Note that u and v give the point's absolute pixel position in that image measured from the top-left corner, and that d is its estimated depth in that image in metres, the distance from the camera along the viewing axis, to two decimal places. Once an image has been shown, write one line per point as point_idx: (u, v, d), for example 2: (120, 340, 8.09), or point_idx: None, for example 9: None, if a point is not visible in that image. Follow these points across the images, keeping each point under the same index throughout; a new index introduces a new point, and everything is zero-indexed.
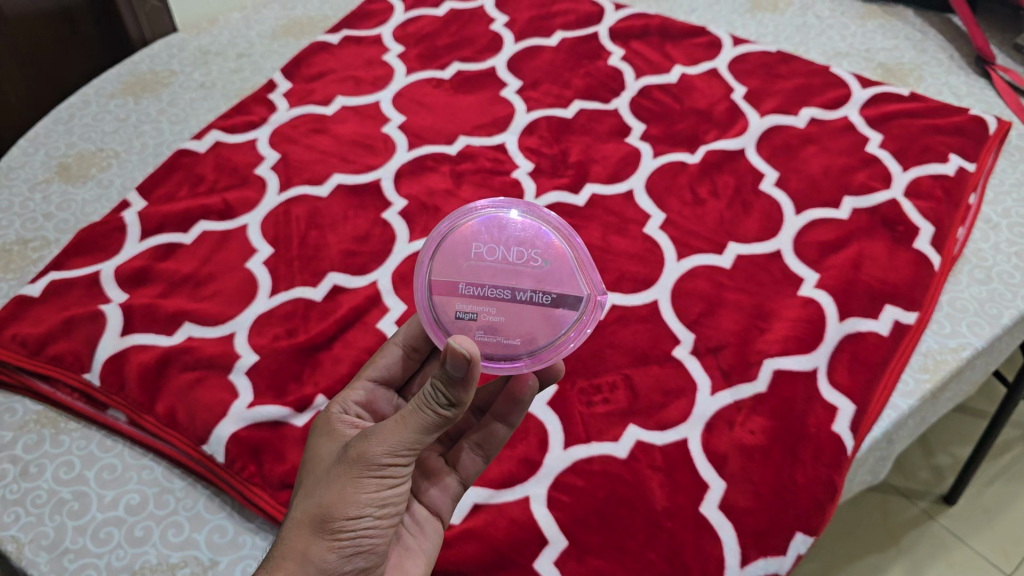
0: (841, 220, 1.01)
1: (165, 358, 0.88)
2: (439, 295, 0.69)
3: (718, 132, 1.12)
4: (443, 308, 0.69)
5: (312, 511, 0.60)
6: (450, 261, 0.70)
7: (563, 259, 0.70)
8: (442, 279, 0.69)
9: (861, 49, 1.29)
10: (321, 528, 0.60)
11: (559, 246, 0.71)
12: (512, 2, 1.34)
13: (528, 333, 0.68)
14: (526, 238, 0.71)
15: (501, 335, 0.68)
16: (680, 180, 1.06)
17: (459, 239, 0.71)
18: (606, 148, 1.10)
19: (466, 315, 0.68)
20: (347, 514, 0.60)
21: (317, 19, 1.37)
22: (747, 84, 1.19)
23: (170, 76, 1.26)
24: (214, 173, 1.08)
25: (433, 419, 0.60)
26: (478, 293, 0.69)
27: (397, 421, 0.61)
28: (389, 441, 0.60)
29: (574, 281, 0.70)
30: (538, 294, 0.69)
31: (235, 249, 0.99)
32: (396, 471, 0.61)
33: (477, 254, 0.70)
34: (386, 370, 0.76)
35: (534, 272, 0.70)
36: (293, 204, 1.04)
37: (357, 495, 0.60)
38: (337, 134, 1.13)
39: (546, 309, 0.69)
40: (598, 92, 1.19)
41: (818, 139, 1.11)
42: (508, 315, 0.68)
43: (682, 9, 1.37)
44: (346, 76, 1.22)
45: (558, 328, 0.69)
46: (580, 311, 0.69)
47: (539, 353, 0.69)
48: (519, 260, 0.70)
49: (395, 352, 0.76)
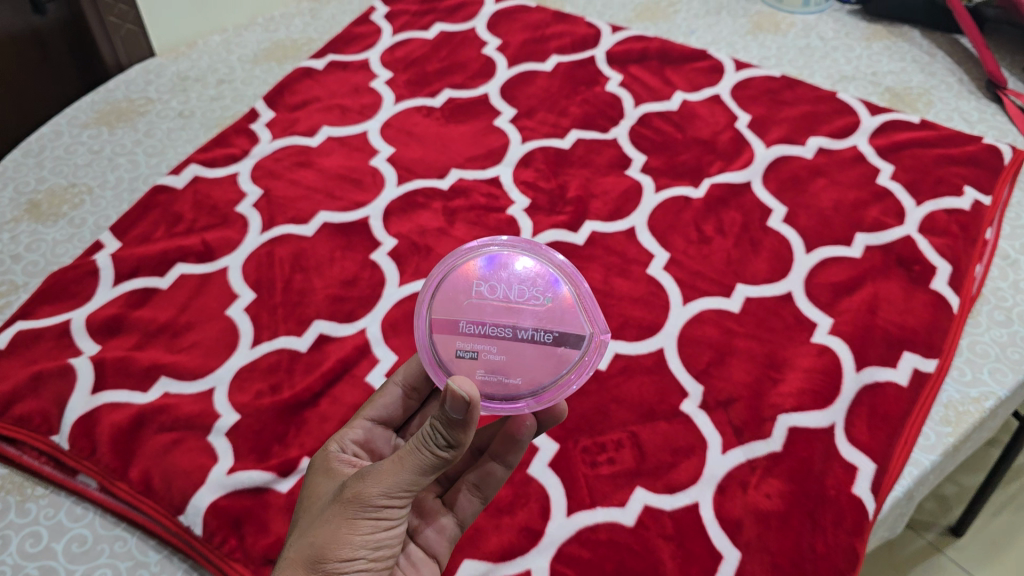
0: (853, 258, 0.96)
1: (140, 418, 0.82)
2: (438, 333, 0.64)
3: (722, 163, 1.07)
4: (442, 347, 0.64)
5: (303, 552, 0.56)
6: (449, 297, 0.65)
7: (565, 296, 0.66)
8: (442, 316, 0.65)
9: (868, 72, 1.24)
10: (313, 570, 0.55)
11: (561, 281, 0.66)
12: (504, 23, 1.29)
13: (530, 373, 0.64)
14: (528, 273, 0.66)
15: (503, 375, 0.63)
16: (684, 216, 1.01)
17: (458, 273, 0.66)
18: (606, 182, 1.05)
19: (466, 354, 0.64)
20: (341, 555, 0.56)
21: (301, 42, 1.31)
22: (751, 111, 1.14)
23: (146, 104, 1.21)
24: (193, 211, 1.02)
25: (431, 459, 0.57)
26: (479, 331, 0.64)
27: (394, 460, 0.57)
28: (385, 482, 0.56)
29: (576, 318, 0.65)
30: (541, 330, 0.64)
31: (215, 295, 0.93)
32: (392, 513, 0.57)
33: (478, 290, 0.65)
34: (386, 408, 0.71)
35: (536, 309, 0.65)
36: (277, 244, 0.98)
37: (350, 536, 0.56)
38: (323, 167, 1.08)
39: (549, 347, 0.64)
40: (596, 121, 1.14)
41: (827, 171, 1.06)
42: (510, 353, 0.63)
43: (681, 31, 1.32)
44: (332, 105, 1.16)
45: (561, 367, 0.64)
46: (583, 349, 0.64)
47: (542, 393, 0.64)
48: (521, 296, 0.65)
49: (395, 391, 0.72)
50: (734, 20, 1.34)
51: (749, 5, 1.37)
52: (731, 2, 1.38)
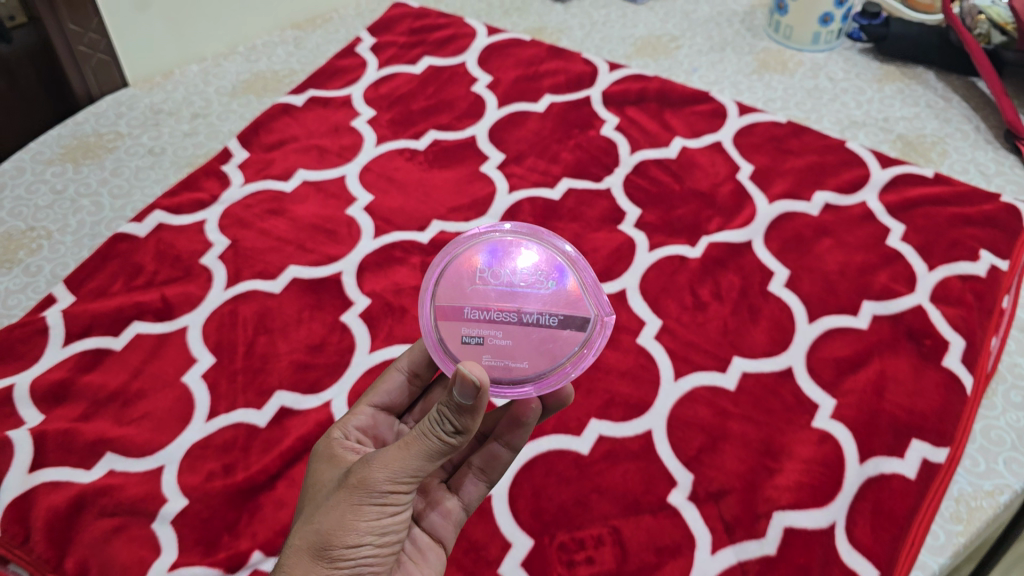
0: (859, 329, 0.89)
1: (79, 501, 0.76)
2: (442, 320, 0.62)
3: (722, 219, 1.00)
4: (447, 334, 0.62)
5: (309, 539, 0.56)
6: (452, 283, 0.64)
7: (567, 278, 0.64)
8: (446, 304, 0.63)
9: (879, 118, 1.17)
10: (319, 556, 0.55)
11: (565, 264, 0.64)
12: (496, 58, 1.22)
13: (537, 357, 0.62)
14: (530, 255, 0.64)
15: (509, 360, 0.61)
16: (678, 278, 0.94)
17: (460, 259, 0.64)
18: (597, 238, 0.98)
19: (473, 339, 0.62)
20: (347, 542, 0.55)
21: (283, 74, 1.25)
22: (754, 161, 1.07)
23: (116, 139, 1.15)
24: (154, 262, 0.96)
25: (439, 445, 0.57)
26: (485, 316, 0.62)
27: (401, 446, 0.57)
28: (391, 467, 0.56)
29: (580, 301, 0.64)
30: (546, 314, 0.62)
31: (172, 358, 0.87)
32: (398, 499, 0.57)
33: (482, 276, 0.63)
34: (388, 395, 0.72)
35: (540, 292, 0.63)
36: (242, 302, 0.92)
37: (356, 522, 0.56)
38: (296, 216, 1.01)
39: (555, 330, 0.62)
40: (589, 169, 1.07)
41: (833, 230, 0.99)
42: (517, 338, 0.62)
43: (683, 68, 1.25)
44: (310, 145, 1.10)
45: (567, 350, 0.62)
46: (588, 332, 0.63)
47: (548, 377, 0.62)
48: (525, 281, 0.63)
49: (398, 376, 0.72)
50: (739, 57, 1.27)
51: (755, 41, 1.30)
52: (736, 38, 1.31)
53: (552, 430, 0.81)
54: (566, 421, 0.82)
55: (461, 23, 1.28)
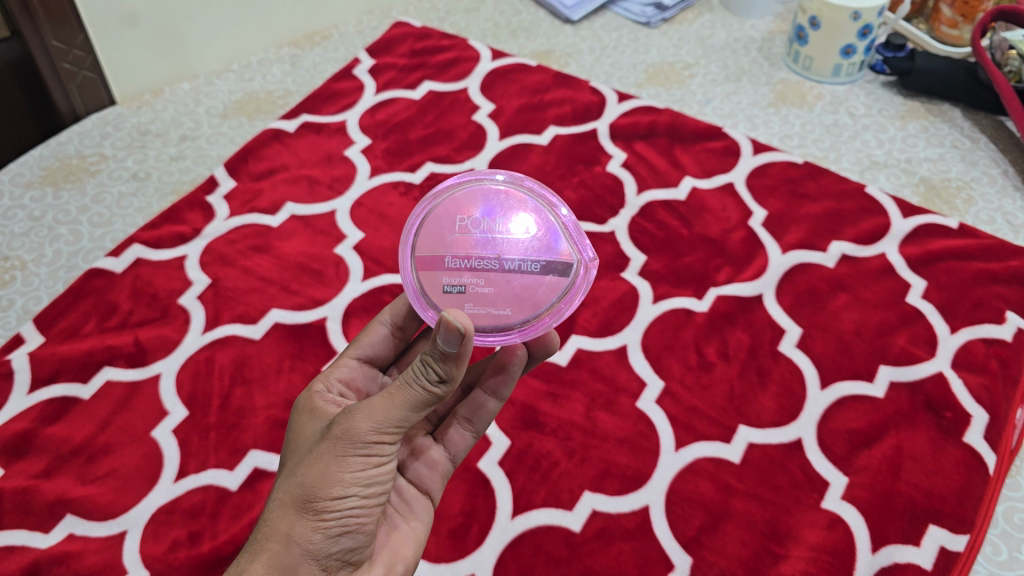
0: (876, 397, 0.83)
1: (33, 570, 0.72)
2: (425, 270, 0.65)
3: (731, 270, 0.94)
4: (429, 284, 0.65)
5: (293, 493, 0.56)
6: (435, 236, 0.66)
7: (549, 228, 0.66)
8: (428, 255, 0.66)
9: (901, 158, 1.11)
10: (304, 509, 0.56)
11: (546, 214, 0.67)
12: (500, 85, 1.17)
13: (519, 303, 0.64)
14: (512, 206, 0.67)
15: (491, 306, 0.64)
16: (683, 334, 0.88)
17: (443, 211, 0.67)
18: (598, 287, 0.93)
19: (456, 288, 0.65)
20: (331, 493, 0.56)
21: (277, 94, 1.20)
22: (768, 205, 1.01)
23: (99, 162, 1.10)
24: (130, 301, 0.92)
25: (424, 395, 0.58)
26: (466, 265, 0.65)
27: (384, 397, 0.58)
28: (374, 418, 0.57)
29: (561, 248, 0.66)
30: (527, 261, 0.65)
31: (142, 410, 0.83)
32: (383, 450, 0.58)
33: (465, 228, 0.66)
34: (372, 347, 0.75)
35: (521, 241, 0.66)
36: (219, 348, 0.88)
37: (340, 474, 0.57)
38: (281, 253, 0.96)
39: (536, 277, 0.65)
40: (593, 210, 1.01)
41: (850, 285, 0.93)
42: (499, 286, 0.64)
43: (696, 99, 1.19)
44: (300, 176, 1.05)
45: (549, 296, 0.65)
46: (569, 278, 0.65)
47: (530, 323, 0.65)
48: (507, 232, 0.66)
49: (381, 329, 0.75)
50: (755, 88, 1.21)
51: (773, 71, 1.24)
52: (752, 67, 1.25)
53: (542, 503, 0.76)
54: (556, 493, 0.77)
55: (464, 46, 1.23)
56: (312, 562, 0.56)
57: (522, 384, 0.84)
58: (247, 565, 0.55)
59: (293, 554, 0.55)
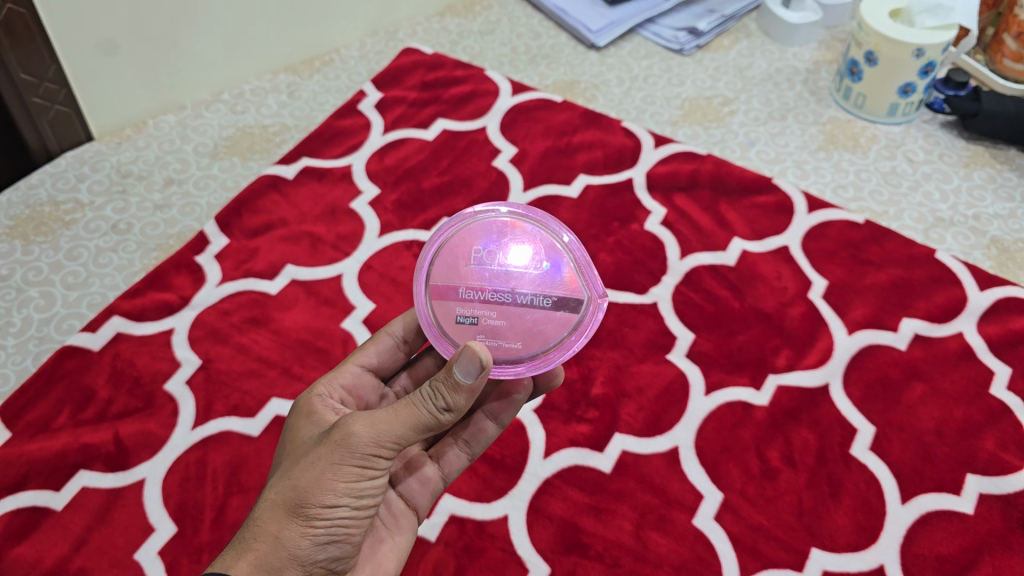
0: (965, 514, 0.73)
1: None
2: (437, 299, 0.64)
3: (792, 353, 0.83)
4: (441, 313, 0.63)
5: (285, 495, 0.54)
6: (447, 265, 0.65)
7: (562, 263, 0.65)
8: (442, 283, 0.64)
9: (968, 215, 1.00)
10: (295, 513, 0.54)
11: (558, 248, 0.65)
12: (521, 124, 1.05)
13: (529, 337, 0.63)
14: (524, 237, 0.66)
15: (501, 339, 0.63)
16: (741, 434, 0.78)
17: (457, 240, 0.65)
18: (642, 372, 0.82)
19: (468, 319, 0.63)
20: (324, 500, 0.54)
21: (273, 130, 1.08)
22: (829, 274, 0.90)
23: (75, 210, 0.97)
24: (107, 386, 0.80)
25: (428, 418, 0.57)
26: (479, 296, 0.63)
27: (389, 411, 0.56)
28: (375, 431, 0.55)
29: (573, 282, 0.65)
30: (540, 295, 0.63)
31: (122, 526, 0.71)
32: (379, 463, 0.56)
33: (478, 258, 0.65)
34: (377, 357, 0.69)
35: (534, 274, 0.64)
36: (212, 448, 0.76)
37: (334, 482, 0.55)
38: (282, 328, 0.85)
39: (548, 311, 0.63)
40: (632, 276, 0.90)
41: (925, 372, 0.82)
42: (512, 319, 0.63)
43: (737, 141, 1.08)
44: (301, 233, 0.93)
45: (559, 331, 0.63)
46: (581, 312, 0.64)
47: (539, 358, 0.63)
48: (518, 264, 0.64)
49: (388, 340, 0.70)
50: (802, 129, 1.10)
51: (820, 108, 1.13)
52: (798, 103, 1.13)
53: None
54: None
55: (481, 77, 1.11)
56: (296, 567, 0.54)
57: (560, 495, 0.74)
58: (230, 564, 0.53)
59: (279, 558, 0.53)
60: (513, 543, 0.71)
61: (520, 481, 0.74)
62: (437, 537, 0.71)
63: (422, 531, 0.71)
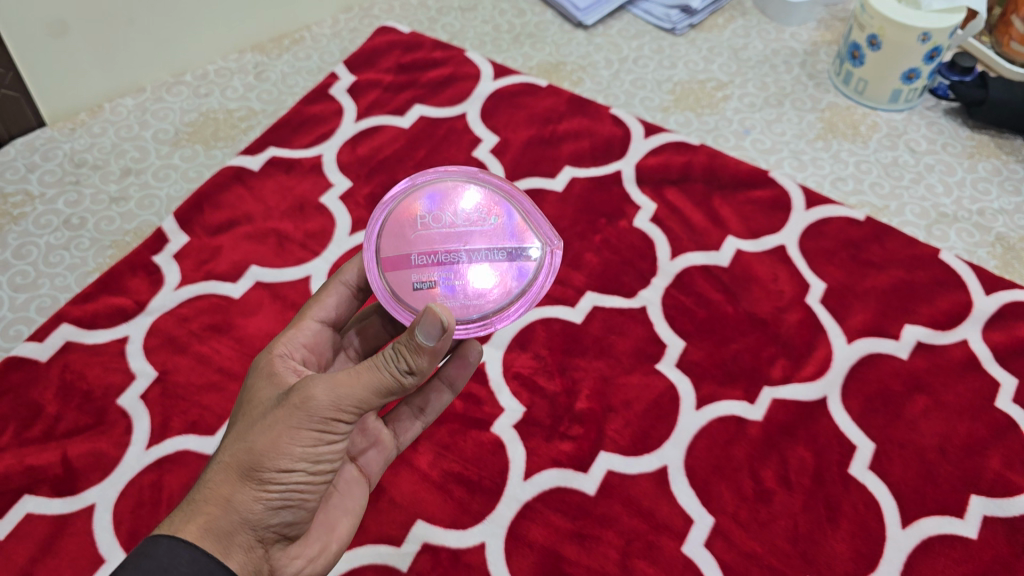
0: (968, 539, 0.69)
1: None
2: (390, 269, 0.58)
3: (788, 363, 0.79)
4: (396, 284, 0.58)
5: (238, 457, 0.50)
6: (394, 234, 0.59)
7: (509, 214, 0.60)
8: (392, 254, 0.59)
9: (973, 209, 0.94)
10: (249, 477, 0.50)
11: (505, 203, 0.61)
12: (504, 111, 0.99)
13: (491, 294, 0.58)
14: (466, 195, 0.61)
15: (463, 300, 0.57)
16: (734, 452, 0.73)
17: (398, 209, 0.60)
18: (630, 384, 0.77)
19: (426, 285, 0.58)
20: (279, 465, 0.50)
21: (239, 115, 1.01)
22: (828, 276, 0.85)
23: (24, 203, 0.90)
24: (57, 401, 0.74)
25: (390, 382, 0.52)
26: (432, 259, 0.58)
27: (350, 372, 0.51)
28: (335, 393, 0.51)
29: (524, 233, 0.60)
30: (495, 250, 0.59)
31: (70, 556, 0.67)
32: (339, 428, 0.52)
33: (423, 222, 0.60)
34: (334, 309, 0.64)
35: (483, 229, 0.59)
36: (168, 469, 0.71)
37: (291, 446, 0.50)
38: (246, 336, 0.79)
39: (507, 264, 0.59)
40: (620, 278, 0.85)
41: (928, 384, 0.78)
42: (472, 277, 0.58)
43: (731, 129, 1.02)
44: (267, 230, 0.87)
45: (520, 283, 0.58)
46: (538, 261, 0.59)
47: (504, 310, 0.58)
48: (465, 222, 0.59)
49: (343, 290, 0.64)
50: (799, 115, 1.03)
51: (818, 93, 1.06)
52: (795, 87, 1.07)
53: None
54: None
55: (462, 59, 1.05)
56: (246, 532, 0.50)
57: (541, 520, 0.69)
58: (178, 527, 0.49)
59: (230, 522, 0.50)
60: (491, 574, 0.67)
61: (498, 506, 0.70)
62: (409, 568, 0.67)
63: (392, 561, 0.67)
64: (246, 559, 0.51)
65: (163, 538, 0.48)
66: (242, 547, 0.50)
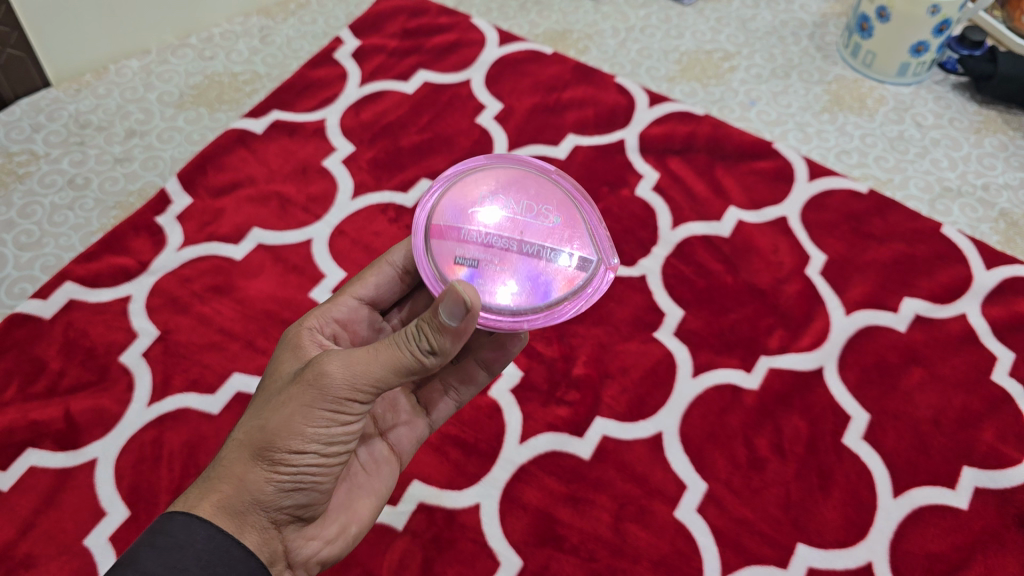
0: (959, 509, 0.70)
1: None
2: (436, 237, 0.55)
3: (786, 333, 0.79)
4: (439, 253, 0.54)
5: (251, 436, 0.50)
6: (451, 204, 0.56)
7: (574, 218, 0.56)
8: (444, 222, 0.55)
9: (978, 184, 0.93)
10: (260, 456, 0.50)
11: (573, 205, 0.57)
12: (508, 77, 0.99)
13: (533, 291, 0.54)
14: (535, 186, 0.57)
15: (504, 289, 0.53)
16: (728, 421, 0.74)
17: (463, 181, 0.57)
18: (627, 352, 0.78)
19: (468, 261, 0.54)
20: (291, 446, 0.49)
21: (243, 78, 1.00)
22: (828, 249, 0.85)
23: (29, 162, 0.90)
24: (60, 358, 0.75)
25: (410, 361, 0.50)
26: (483, 238, 0.54)
27: (369, 350, 0.50)
28: (350, 373, 0.49)
29: (585, 240, 0.56)
30: (549, 249, 0.55)
31: (72, 509, 0.68)
32: (353, 408, 0.51)
33: (484, 200, 0.56)
34: (376, 288, 0.63)
35: (543, 224, 0.56)
36: (169, 426, 0.72)
37: (303, 426, 0.50)
38: (247, 297, 0.80)
39: (558, 267, 0.54)
40: (621, 246, 0.85)
41: (925, 357, 0.78)
42: (516, 267, 0.54)
43: (737, 100, 1.01)
44: (269, 193, 0.88)
45: (566, 289, 0.54)
46: (591, 273, 0.55)
47: (540, 311, 0.53)
48: (528, 211, 0.56)
49: (388, 270, 0.63)
50: (807, 88, 1.02)
51: (826, 66, 1.05)
52: (803, 59, 1.06)
53: None
54: None
55: (467, 25, 1.05)
56: (259, 513, 0.50)
57: (536, 483, 0.70)
58: (193, 504, 0.49)
59: (242, 502, 0.50)
60: (485, 534, 0.68)
61: (493, 468, 0.71)
62: (404, 526, 0.68)
63: (389, 519, 0.68)
64: (260, 540, 0.51)
65: (177, 514, 0.48)
66: (255, 527, 0.50)
